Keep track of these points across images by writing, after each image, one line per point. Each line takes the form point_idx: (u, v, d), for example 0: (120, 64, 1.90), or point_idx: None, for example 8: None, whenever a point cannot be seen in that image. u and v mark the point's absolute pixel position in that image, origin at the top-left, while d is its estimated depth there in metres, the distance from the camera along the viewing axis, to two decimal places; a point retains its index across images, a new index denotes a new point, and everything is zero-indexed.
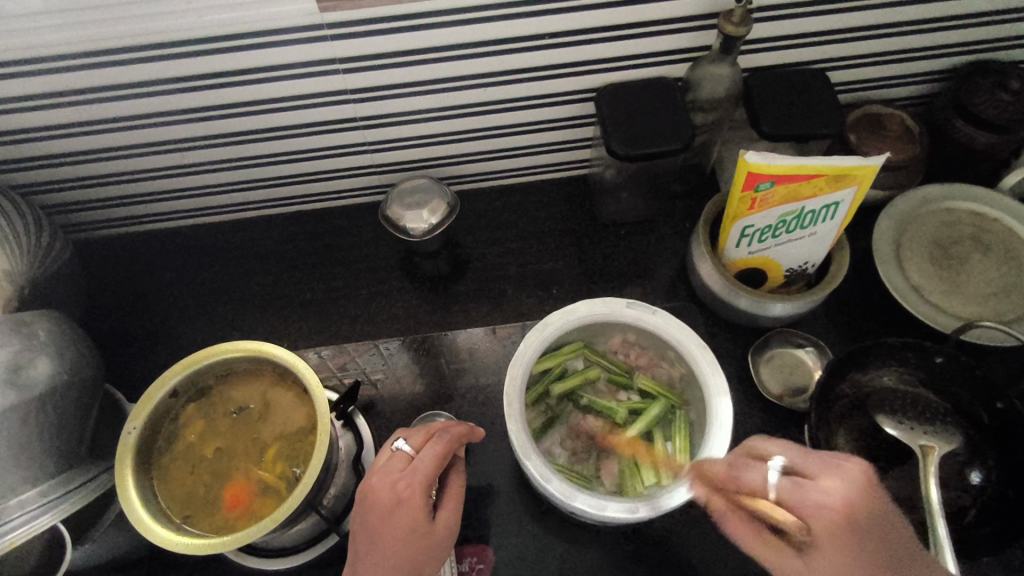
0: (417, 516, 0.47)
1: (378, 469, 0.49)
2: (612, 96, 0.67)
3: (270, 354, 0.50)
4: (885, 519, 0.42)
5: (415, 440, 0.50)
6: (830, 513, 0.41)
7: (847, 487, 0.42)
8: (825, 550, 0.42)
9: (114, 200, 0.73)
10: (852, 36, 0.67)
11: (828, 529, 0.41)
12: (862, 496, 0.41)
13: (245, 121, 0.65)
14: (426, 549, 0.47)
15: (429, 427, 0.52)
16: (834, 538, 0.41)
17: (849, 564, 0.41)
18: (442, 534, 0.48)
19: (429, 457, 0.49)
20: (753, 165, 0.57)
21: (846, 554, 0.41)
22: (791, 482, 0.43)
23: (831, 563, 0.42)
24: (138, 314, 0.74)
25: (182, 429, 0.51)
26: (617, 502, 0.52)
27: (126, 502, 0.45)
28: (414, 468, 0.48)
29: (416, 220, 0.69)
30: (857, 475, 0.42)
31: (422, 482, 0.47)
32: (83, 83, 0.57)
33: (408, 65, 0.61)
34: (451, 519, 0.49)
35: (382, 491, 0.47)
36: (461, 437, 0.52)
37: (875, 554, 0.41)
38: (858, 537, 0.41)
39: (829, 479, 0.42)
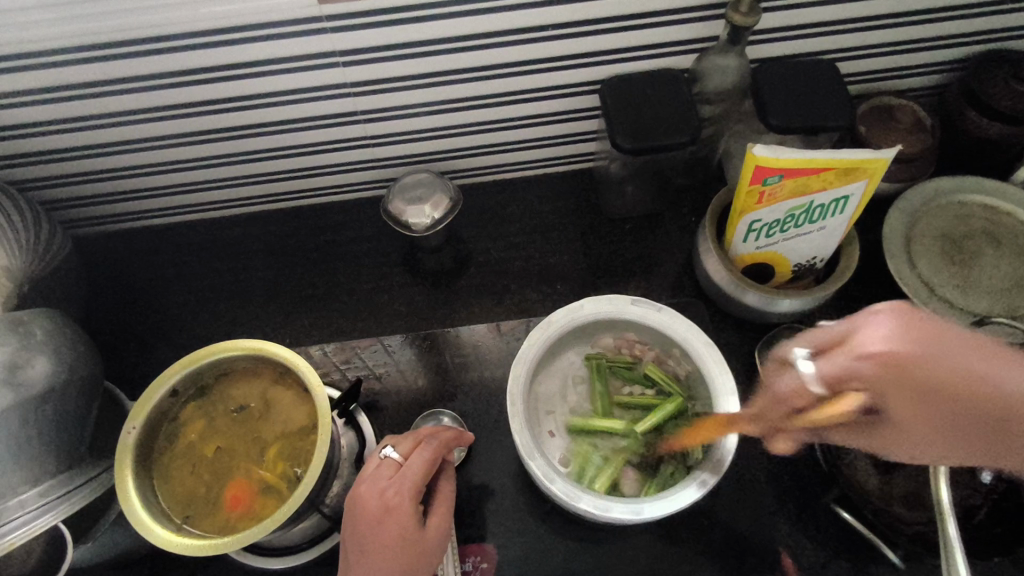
0: (407, 523, 0.46)
1: (366, 477, 0.49)
2: (617, 88, 0.65)
3: (270, 353, 0.50)
4: (950, 354, 0.36)
5: (403, 447, 0.50)
6: (879, 365, 0.37)
7: (892, 329, 0.37)
8: (906, 406, 0.38)
9: (115, 196, 0.72)
10: (863, 25, 0.66)
11: (908, 387, 0.37)
12: (909, 331, 0.37)
13: (244, 115, 0.64)
14: (418, 557, 0.47)
15: (418, 433, 0.52)
16: (909, 391, 0.37)
17: (934, 408, 0.37)
18: (434, 540, 0.48)
19: (418, 463, 0.49)
20: (761, 158, 0.56)
21: (938, 405, 0.37)
22: (826, 359, 0.42)
23: (925, 418, 0.38)
24: (139, 310, 0.73)
25: (183, 428, 0.51)
26: (621, 504, 0.51)
27: (126, 503, 0.45)
28: (402, 475, 0.48)
29: (418, 215, 0.68)
30: (888, 312, 0.38)
31: (411, 489, 0.47)
32: (80, 78, 0.57)
33: (408, 57, 0.60)
34: (443, 525, 0.49)
35: (371, 499, 0.47)
36: (450, 442, 0.52)
37: (957, 394, 0.36)
38: (931, 379, 0.36)
39: (864, 333, 0.39)
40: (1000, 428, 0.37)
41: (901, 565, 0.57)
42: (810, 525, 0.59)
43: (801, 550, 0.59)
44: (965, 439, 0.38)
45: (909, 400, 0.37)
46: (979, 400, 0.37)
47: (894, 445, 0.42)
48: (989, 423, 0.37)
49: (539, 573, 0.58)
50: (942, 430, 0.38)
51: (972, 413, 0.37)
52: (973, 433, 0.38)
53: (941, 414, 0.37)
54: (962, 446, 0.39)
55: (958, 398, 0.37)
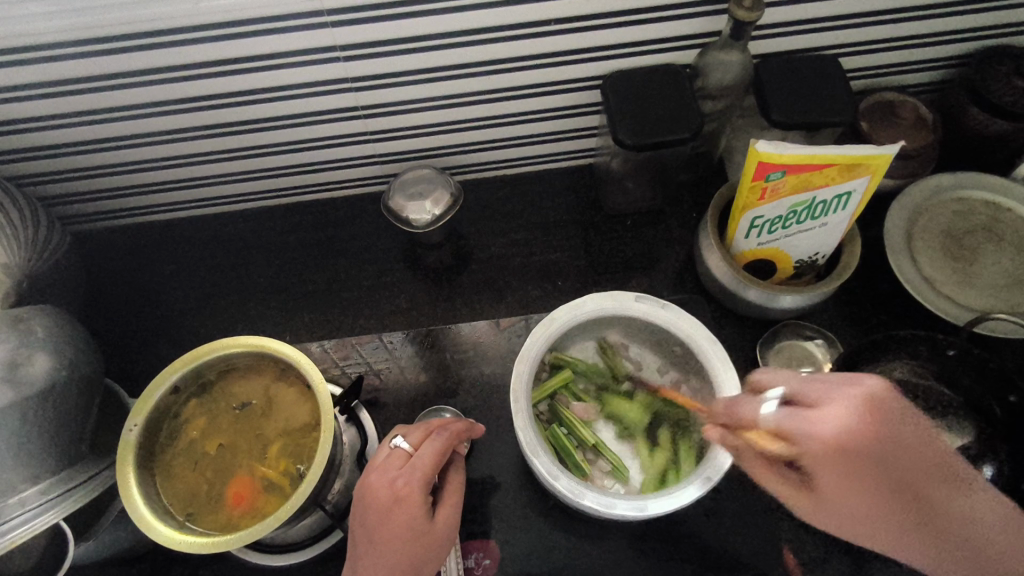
0: (416, 513, 0.46)
1: (377, 467, 0.49)
2: (620, 83, 0.65)
3: (272, 350, 0.50)
4: (890, 452, 0.37)
5: (414, 438, 0.50)
6: (823, 446, 0.38)
7: (846, 417, 0.38)
8: (834, 482, 0.38)
9: (114, 192, 0.72)
10: (866, 21, 0.66)
11: (840, 467, 0.38)
12: (869, 422, 0.38)
13: (244, 110, 0.63)
14: (426, 547, 0.47)
15: (428, 425, 0.52)
16: (845, 472, 0.37)
17: (858, 492, 0.38)
18: (443, 532, 0.48)
19: (428, 455, 0.48)
20: (764, 154, 0.55)
21: (864, 492, 0.38)
22: (786, 411, 0.40)
23: (851, 500, 0.39)
24: (138, 307, 0.73)
25: (185, 425, 0.50)
26: (625, 501, 0.51)
27: (128, 500, 0.45)
28: (412, 466, 0.48)
29: (419, 211, 0.68)
30: (863, 399, 0.39)
31: (421, 480, 0.47)
32: (79, 72, 0.56)
33: (411, 52, 0.60)
34: (451, 517, 0.49)
35: (381, 489, 0.47)
36: (460, 434, 0.52)
37: (885, 486, 0.38)
38: (866, 467, 0.37)
39: (830, 407, 0.39)
40: (908, 521, 0.39)
41: (902, 561, 0.57)
42: (812, 522, 0.59)
43: (802, 546, 0.59)
44: (876, 525, 0.40)
45: (852, 485, 0.38)
46: (898, 490, 0.38)
47: (812, 508, 0.42)
48: (905, 514, 0.39)
49: (541, 570, 0.58)
50: (860, 515, 0.39)
51: (887, 508, 0.38)
52: (885, 520, 0.39)
53: (869, 501, 0.38)
54: (876, 530, 0.40)
55: (879, 490, 0.38)
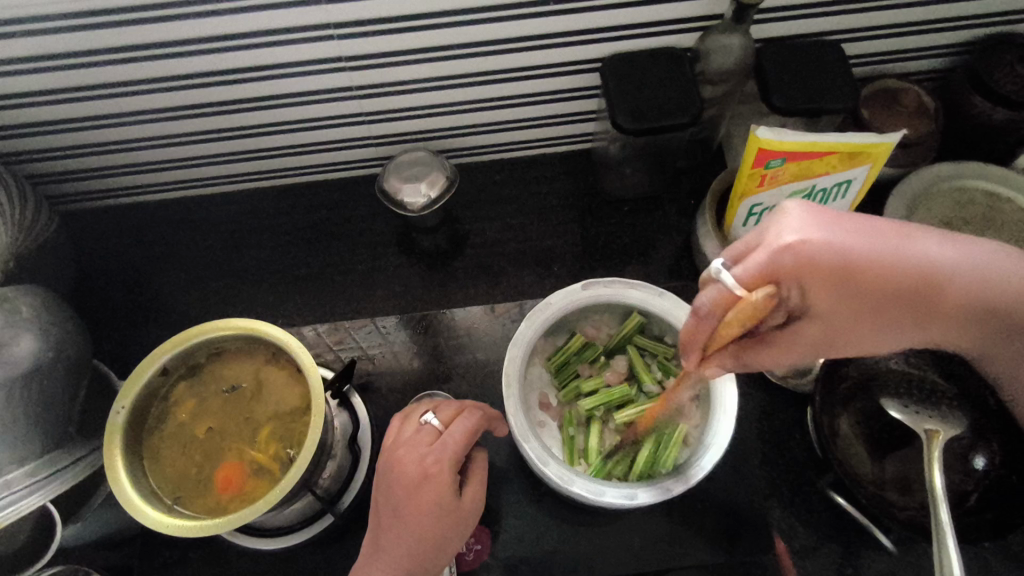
0: (444, 492, 0.47)
1: (406, 442, 0.48)
2: (620, 66, 0.64)
3: (261, 332, 0.49)
4: (863, 234, 0.41)
5: (444, 415, 0.51)
6: (797, 252, 0.40)
7: (805, 219, 0.41)
8: (841, 310, 0.43)
9: (103, 171, 0.71)
10: (870, 6, 0.64)
11: (828, 269, 0.40)
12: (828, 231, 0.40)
13: (235, 89, 0.62)
14: (451, 526, 0.47)
15: (460, 404, 0.52)
16: (830, 283, 0.41)
17: (870, 306, 0.43)
18: (468, 510, 0.48)
19: (458, 433, 0.49)
20: (765, 140, 0.54)
21: (879, 298, 0.42)
22: (742, 263, 0.40)
23: (840, 305, 0.42)
24: (128, 288, 0.72)
25: (174, 408, 0.50)
26: (614, 487, 0.51)
27: (115, 483, 0.44)
28: (442, 443, 0.48)
29: (414, 195, 0.67)
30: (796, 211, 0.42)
31: (451, 459, 0.48)
32: (64, 47, 0.55)
33: (406, 31, 0.58)
34: (476, 496, 0.49)
35: (411, 465, 0.47)
36: (490, 418, 0.52)
37: (899, 271, 0.41)
38: (867, 288, 0.41)
39: (779, 225, 0.41)
40: (927, 300, 0.43)
41: (893, 549, 0.58)
42: (803, 509, 0.60)
43: (794, 533, 0.59)
44: (874, 321, 0.44)
45: (857, 298, 0.42)
46: (915, 298, 0.42)
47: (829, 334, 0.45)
48: (902, 295, 0.42)
49: (534, 555, 0.58)
50: (869, 323, 0.44)
51: (935, 296, 0.42)
52: (917, 310, 0.43)
53: (879, 305, 0.42)
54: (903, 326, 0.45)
55: (910, 262, 0.41)
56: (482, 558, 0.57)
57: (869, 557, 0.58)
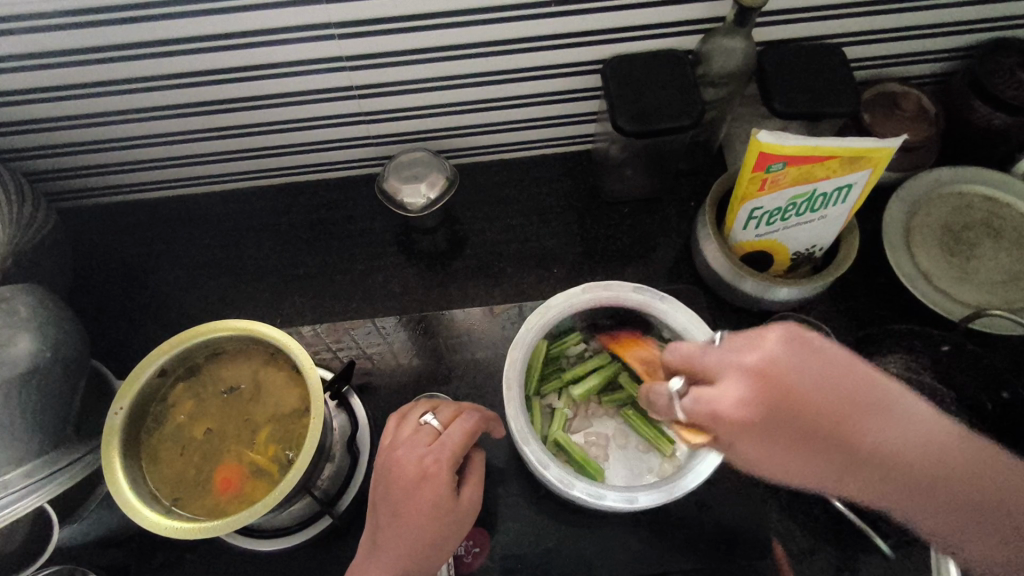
0: (442, 491, 0.47)
1: (404, 442, 0.49)
2: (621, 67, 0.64)
3: (260, 333, 0.49)
4: (817, 367, 0.41)
5: (443, 415, 0.51)
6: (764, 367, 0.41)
7: (748, 387, 0.41)
8: (769, 451, 0.40)
9: (101, 169, 0.70)
10: (872, 10, 0.64)
11: (747, 427, 0.40)
12: (766, 396, 0.40)
13: (235, 87, 0.62)
14: (450, 525, 0.47)
15: (458, 404, 0.52)
16: (768, 409, 0.40)
17: (799, 436, 0.40)
18: (465, 510, 0.48)
19: (456, 434, 0.49)
20: (765, 144, 0.55)
21: (793, 442, 0.40)
22: (692, 398, 0.43)
23: (772, 445, 0.40)
24: (126, 286, 0.72)
25: (172, 409, 0.49)
26: (614, 492, 0.51)
27: (113, 485, 0.44)
28: (441, 444, 0.48)
29: (414, 195, 0.67)
30: (770, 357, 0.41)
31: (449, 459, 0.48)
32: (64, 45, 0.54)
33: (407, 31, 0.58)
34: (474, 496, 0.49)
35: (408, 465, 0.47)
36: (488, 419, 0.52)
37: (836, 400, 0.40)
38: (793, 431, 0.40)
39: (727, 377, 0.42)
40: (865, 463, 0.40)
41: (891, 555, 0.58)
42: (800, 512, 0.60)
43: (790, 536, 0.59)
44: (807, 470, 0.41)
45: (772, 442, 0.40)
46: (835, 438, 0.39)
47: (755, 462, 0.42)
48: (827, 444, 0.40)
49: (532, 558, 0.58)
50: (788, 463, 0.41)
51: (864, 455, 0.40)
52: (846, 469, 0.40)
53: (798, 437, 0.40)
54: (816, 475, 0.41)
55: (852, 427, 0.39)
56: (480, 561, 0.57)
57: (866, 561, 0.58)
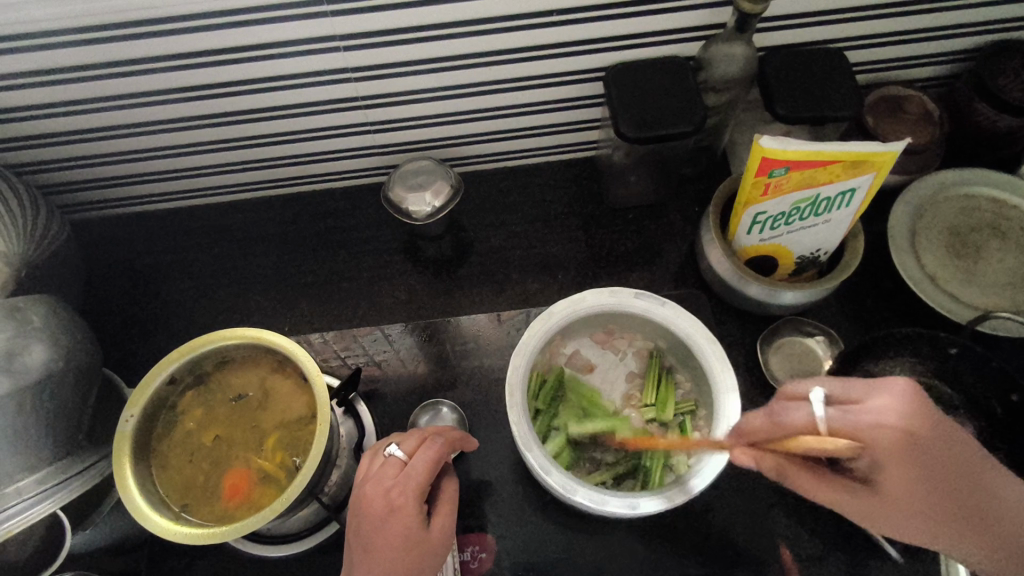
0: (411, 524, 0.47)
1: (372, 476, 0.49)
2: (623, 74, 0.64)
3: (267, 342, 0.49)
4: (943, 458, 0.41)
5: (407, 446, 0.51)
6: (892, 435, 0.40)
7: (902, 403, 0.41)
8: (894, 490, 0.41)
9: (112, 181, 0.72)
10: (872, 14, 0.65)
11: (906, 457, 0.40)
12: (919, 409, 0.40)
13: (243, 99, 0.63)
14: (423, 557, 0.47)
15: (423, 432, 0.53)
16: (906, 473, 0.40)
17: (931, 489, 0.41)
18: (437, 541, 0.48)
19: (422, 464, 0.49)
20: (767, 149, 0.55)
21: (939, 497, 0.41)
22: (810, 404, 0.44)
23: (909, 490, 0.41)
24: (136, 295, 0.73)
25: (181, 416, 0.50)
26: (617, 496, 0.50)
27: (123, 490, 0.44)
28: (407, 474, 0.48)
29: (419, 203, 0.68)
30: (904, 388, 0.41)
31: (415, 490, 0.48)
32: (77, 61, 0.56)
33: (412, 42, 0.59)
34: (446, 527, 0.49)
35: (376, 499, 0.47)
36: (455, 443, 0.52)
37: (940, 478, 0.40)
38: (931, 466, 0.40)
39: (876, 397, 0.42)
40: (972, 512, 0.42)
41: (898, 559, 0.57)
42: (810, 518, 0.59)
43: (800, 542, 0.59)
44: (937, 523, 0.42)
45: (906, 479, 0.40)
46: (965, 482, 0.41)
47: (874, 515, 0.43)
48: (962, 491, 0.41)
49: (537, 563, 0.57)
50: (928, 517, 0.41)
51: (991, 506, 0.42)
52: (947, 518, 0.42)
53: (943, 498, 0.41)
54: (918, 517, 0.42)
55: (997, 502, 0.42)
56: (486, 567, 0.57)
57: (876, 566, 0.58)
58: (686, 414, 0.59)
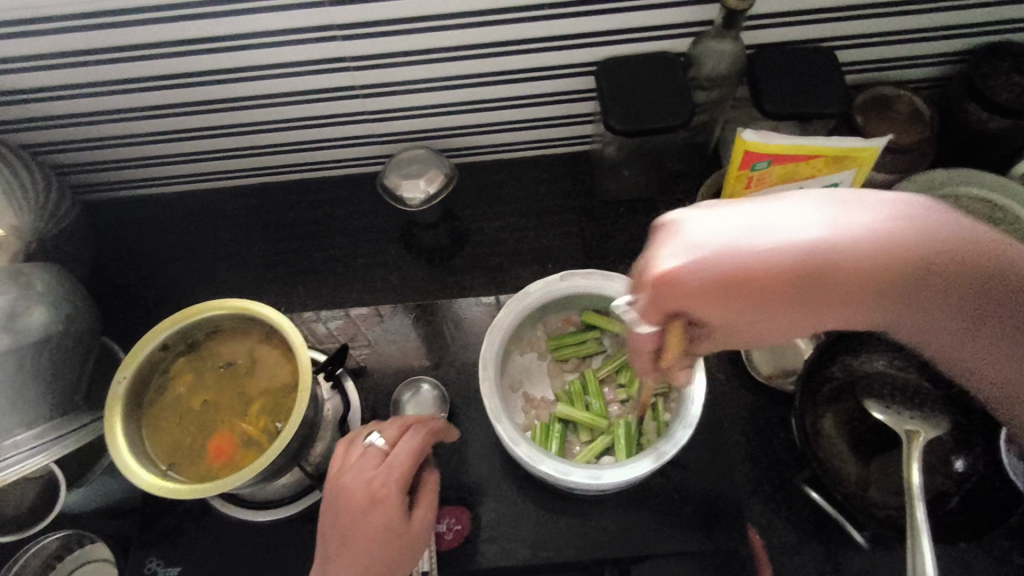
0: (393, 513, 0.49)
1: (351, 466, 0.51)
2: (613, 68, 0.66)
3: (254, 313, 0.51)
4: (761, 226, 0.33)
5: (388, 435, 0.52)
6: (665, 284, 0.33)
7: (694, 256, 0.33)
8: (773, 326, 0.36)
9: (122, 164, 0.75)
10: (861, 14, 0.66)
11: (690, 295, 0.33)
12: (727, 257, 0.32)
13: (246, 86, 0.66)
14: (404, 547, 0.49)
15: (403, 421, 0.54)
16: (741, 312, 0.34)
17: (803, 305, 0.34)
18: (419, 532, 0.50)
19: (404, 454, 0.51)
20: (751, 143, 0.57)
21: (783, 299, 0.34)
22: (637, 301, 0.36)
23: (747, 320, 0.35)
24: (142, 274, 0.76)
25: (172, 381, 0.52)
26: (581, 469, 0.52)
27: (113, 446, 0.47)
28: (389, 465, 0.50)
29: (413, 190, 0.70)
30: (670, 230, 0.35)
31: (398, 480, 0.49)
32: (89, 45, 0.59)
33: (407, 33, 0.62)
34: (427, 517, 0.51)
35: (359, 489, 0.49)
36: (438, 433, 0.54)
37: (797, 291, 0.33)
38: (750, 292, 0.33)
39: (651, 252, 0.34)
40: (817, 288, 0.33)
41: (867, 547, 0.60)
42: (783, 506, 0.62)
43: (773, 527, 0.61)
44: (841, 316, 0.36)
45: (733, 319, 0.35)
46: (852, 290, 0.34)
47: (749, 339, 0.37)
48: (807, 277, 0.33)
49: (514, 539, 0.59)
50: (807, 309, 0.35)
51: (893, 267, 0.34)
52: (871, 300, 0.35)
53: (841, 301, 0.34)
54: (835, 309, 0.35)
55: (908, 246, 0.34)
56: (462, 536, 0.59)
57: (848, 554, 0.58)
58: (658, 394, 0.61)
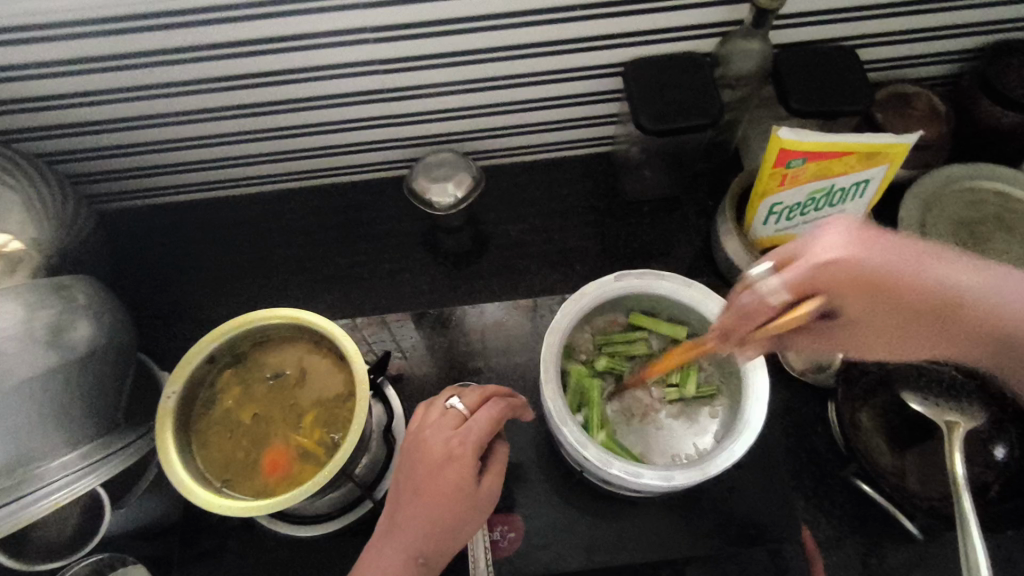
0: (465, 474, 0.48)
1: (432, 424, 0.51)
2: (643, 68, 0.66)
3: (304, 322, 0.50)
4: (897, 254, 0.40)
5: (469, 401, 0.52)
6: (836, 269, 0.39)
7: (843, 239, 0.39)
8: (864, 316, 0.42)
9: (138, 172, 0.72)
10: (884, 12, 0.67)
11: (852, 281, 0.39)
12: (867, 244, 0.39)
13: (273, 90, 0.64)
14: (467, 509, 0.48)
15: (485, 390, 0.54)
16: (865, 300, 0.40)
17: (876, 307, 0.41)
18: (485, 496, 0.49)
19: (484, 419, 0.50)
20: (786, 141, 0.57)
21: (906, 322, 0.42)
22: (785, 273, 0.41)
23: (865, 316, 0.42)
24: (160, 286, 0.74)
25: (220, 394, 0.51)
26: (652, 470, 0.51)
27: (167, 464, 0.45)
28: (467, 427, 0.50)
29: (442, 194, 0.69)
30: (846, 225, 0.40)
31: (475, 442, 0.49)
32: (115, 49, 0.57)
33: (440, 35, 0.61)
34: (494, 485, 0.50)
35: (436, 445, 0.49)
36: (515, 408, 0.53)
37: (881, 305, 0.41)
38: (887, 298, 0.40)
39: (816, 242, 0.40)
40: (952, 321, 0.42)
41: (919, 538, 0.60)
42: (826, 501, 0.63)
43: (817, 524, 0.62)
44: (869, 324, 0.43)
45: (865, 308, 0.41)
46: (963, 326, 0.42)
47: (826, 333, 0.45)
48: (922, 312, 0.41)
49: (563, 544, 0.58)
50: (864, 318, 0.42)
51: (969, 316, 0.41)
52: (937, 327, 0.42)
53: (898, 317, 0.42)
54: (875, 336, 0.45)
55: (968, 295, 0.41)
56: (515, 546, 0.58)
57: None
58: (706, 397, 0.61)
